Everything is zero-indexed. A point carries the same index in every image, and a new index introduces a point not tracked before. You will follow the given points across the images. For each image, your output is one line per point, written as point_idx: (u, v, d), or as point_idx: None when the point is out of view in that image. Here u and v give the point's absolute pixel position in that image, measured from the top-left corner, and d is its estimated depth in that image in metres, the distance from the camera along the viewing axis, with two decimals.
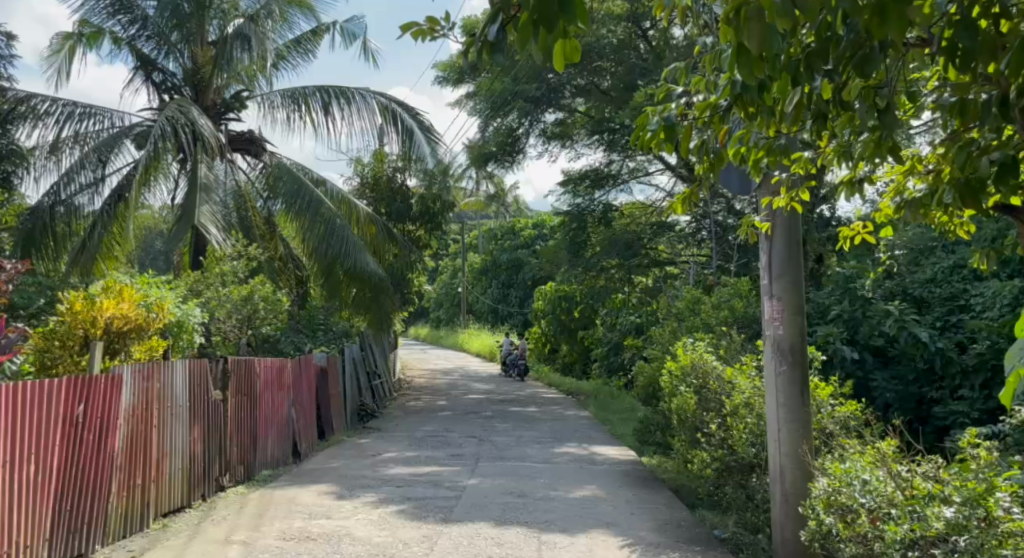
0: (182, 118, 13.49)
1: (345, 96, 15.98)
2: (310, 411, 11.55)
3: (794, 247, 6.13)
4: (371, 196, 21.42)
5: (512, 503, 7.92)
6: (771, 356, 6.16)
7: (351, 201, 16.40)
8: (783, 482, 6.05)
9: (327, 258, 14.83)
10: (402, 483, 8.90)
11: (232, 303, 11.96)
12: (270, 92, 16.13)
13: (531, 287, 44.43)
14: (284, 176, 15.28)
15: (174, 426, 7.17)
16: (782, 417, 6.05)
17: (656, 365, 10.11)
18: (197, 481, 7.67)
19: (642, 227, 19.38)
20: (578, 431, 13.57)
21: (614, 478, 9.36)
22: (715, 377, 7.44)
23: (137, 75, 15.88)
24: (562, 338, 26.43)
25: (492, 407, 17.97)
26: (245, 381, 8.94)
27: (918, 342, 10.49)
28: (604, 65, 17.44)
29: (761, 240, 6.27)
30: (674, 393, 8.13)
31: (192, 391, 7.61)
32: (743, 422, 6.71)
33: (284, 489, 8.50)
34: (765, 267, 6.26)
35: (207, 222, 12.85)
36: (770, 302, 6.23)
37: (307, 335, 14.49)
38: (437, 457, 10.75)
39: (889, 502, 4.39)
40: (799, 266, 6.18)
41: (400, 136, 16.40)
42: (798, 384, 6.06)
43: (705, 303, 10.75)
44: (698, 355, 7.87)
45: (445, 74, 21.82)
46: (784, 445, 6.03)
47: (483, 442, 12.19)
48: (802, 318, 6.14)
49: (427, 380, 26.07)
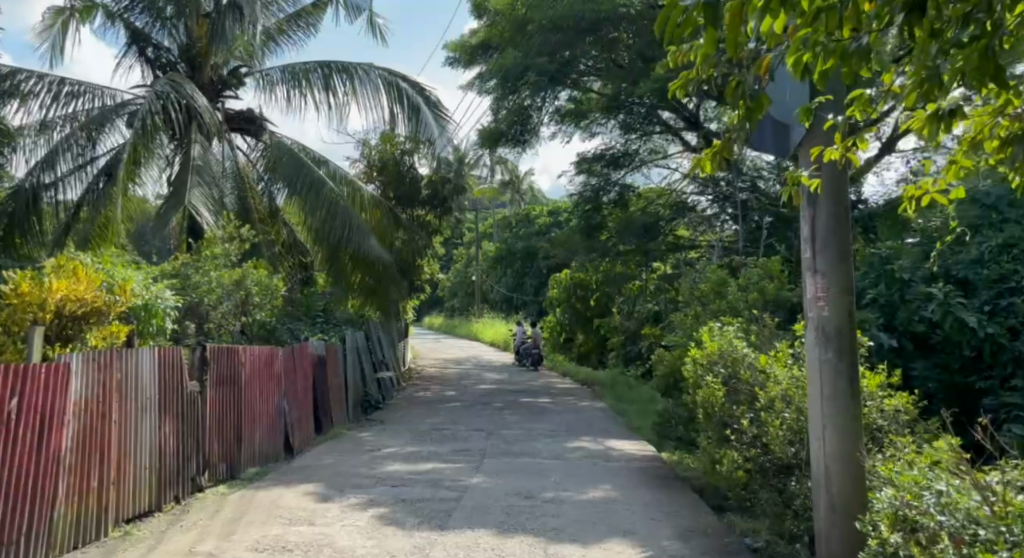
0: (173, 93, 12.73)
1: (347, 73, 15.14)
2: (306, 402, 10.81)
3: (841, 210, 5.29)
4: (378, 179, 20.61)
5: (518, 507, 7.15)
6: (813, 341, 5.33)
7: (356, 182, 15.55)
8: (829, 487, 5.21)
9: (329, 241, 14.10)
10: (397, 483, 8.12)
11: (223, 286, 11.20)
12: (269, 68, 15.41)
13: (547, 275, 43.51)
14: (284, 157, 14.54)
15: (140, 420, 6.44)
16: (827, 412, 5.22)
17: (677, 354, 9.25)
18: (171, 482, 6.94)
19: (661, 210, 18.47)
20: (594, 424, 12.76)
21: (631, 477, 8.56)
22: (748, 366, 6.56)
23: (131, 50, 15.19)
24: (577, 327, 25.63)
25: (504, 398, 17.22)
26: (227, 369, 8.19)
27: (964, 327, 9.63)
28: (622, 36, 16.56)
29: (801, 205, 5.44)
30: (698, 386, 7.27)
31: (163, 382, 6.88)
32: (778, 418, 5.86)
33: (268, 490, 7.76)
34: (807, 236, 5.41)
35: (198, 202, 12.15)
36: (813, 279, 5.38)
37: (307, 322, 13.78)
38: (439, 453, 9.96)
39: (973, 520, 3.56)
40: (847, 236, 5.33)
41: (406, 115, 15.55)
42: (847, 373, 5.22)
43: (731, 285, 9.90)
44: (727, 341, 7.00)
45: (455, 55, 20.87)
46: (829, 445, 5.21)
47: (490, 436, 11.40)
48: (850, 297, 5.30)
49: (438, 369, 25.33)
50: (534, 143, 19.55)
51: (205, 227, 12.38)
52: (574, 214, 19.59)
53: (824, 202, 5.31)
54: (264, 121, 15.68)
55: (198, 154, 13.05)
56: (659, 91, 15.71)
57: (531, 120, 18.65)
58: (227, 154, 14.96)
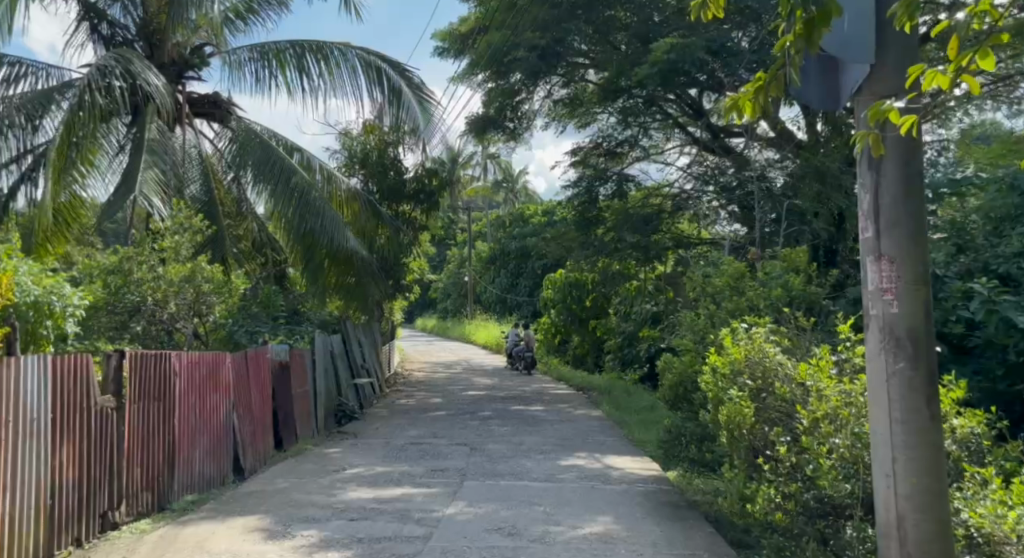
0: (116, 66, 11.24)
1: (320, 53, 13.77)
2: (262, 418, 9.46)
3: (913, 175, 4.03)
4: (360, 172, 19.17)
5: (498, 548, 5.87)
6: (877, 346, 4.05)
7: (332, 176, 14.11)
8: (904, 540, 3.94)
9: (300, 236, 12.79)
10: (357, 515, 6.84)
11: (170, 284, 9.89)
12: (236, 47, 14.05)
13: (541, 275, 41.98)
14: (252, 145, 13.28)
15: (23, 446, 5.15)
16: (899, 441, 3.95)
17: (687, 360, 7.99)
18: (71, 520, 5.65)
19: (663, 201, 17.19)
20: (590, 437, 11.45)
21: (634, 505, 7.26)
22: (784, 377, 5.26)
23: (81, 27, 13.70)
24: (572, 328, 24.27)
25: (492, 406, 15.82)
26: (155, 381, 6.90)
27: (1012, 329, 8.35)
28: (618, 14, 15.52)
29: (860, 167, 4.17)
30: (716, 400, 5.94)
31: (62, 397, 5.63)
32: (825, 444, 4.59)
33: (199, 525, 6.49)
34: (865, 210, 4.14)
35: (150, 191, 10.81)
36: (875, 265, 4.11)
37: (273, 323, 12.46)
38: (412, 474, 8.66)
39: None
40: (920, 207, 4.06)
41: (386, 99, 14.21)
42: (923, 389, 3.95)
43: (750, 282, 8.63)
44: (756, 344, 5.61)
45: (444, 44, 19.60)
46: (903, 485, 3.93)
47: (474, 452, 10.13)
48: (926, 289, 4.05)
49: (427, 374, 23.88)
50: (526, 133, 18.29)
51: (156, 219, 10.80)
52: (569, 209, 18.24)
53: (890, 164, 4.04)
54: (230, 105, 14.35)
55: (152, 136, 11.80)
56: (659, 75, 14.44)
57: (523, 104, 17.39)
58: (189, 141, 13.79)
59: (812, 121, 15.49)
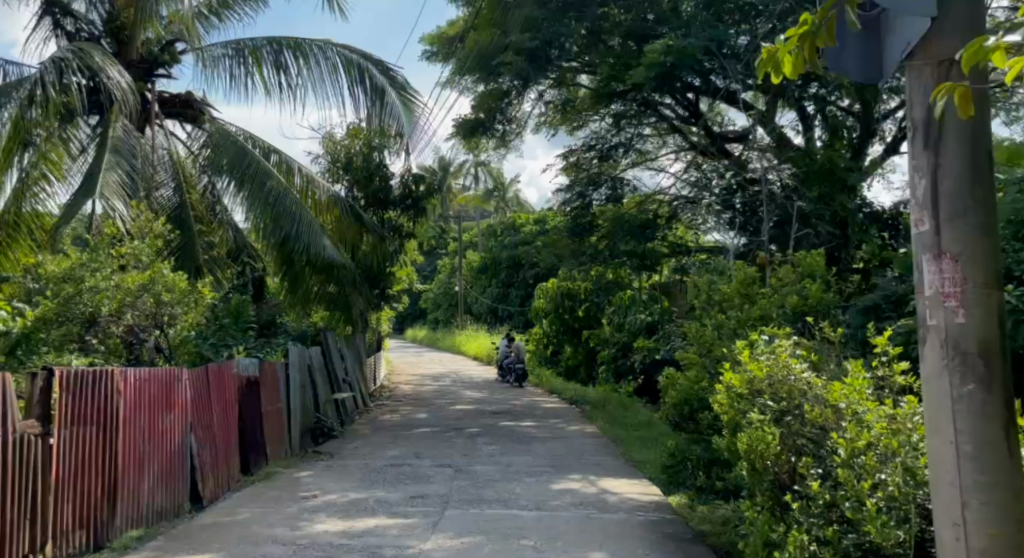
0: (74, 59, 10.36)
1: (298, 49, 12.95)
2: (224, 439, 8.63)
3: (980, 154, 3.22)
4: (344, 178, 18.33)
5: None
6: (939, 365, 3.21)
7: (311, 178, 13.31)
8: None
9: (275, 241, 11.98)
10: (322, 553, 6.04)
11: (125, 291, 9.13)
12: (210, 45, 13.23)
13: (533, 285, 41.08)
14: (225, 147, 12.33)
15: None
16: (968, 482, 3.13)
17: (693, 377, 7.26)
18: None
19: (659, 205, 16.42)
20: (584, 457, 10.64)
21: (635, 539, 6.47)
22: (813, 399, 4.52)
23: (44, 22, 12.90)
24: (564, 339, 23.46)
25: (481, 422, 15.00)
26: (92, 403, 6.07)
27: None
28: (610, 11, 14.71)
29: (912, 145, 3.34)
30: (732, 424, 5.16)
31: None
32: (870, 479, 3.86)
33: None
34: (919, 198, 3.31)
35: (111, 194, 9.92)
36: (932, 265, 3.27)
37: (244, 334, 11.64)
38: (389, 502, 7.85)
39: None
40: (987, 192, 3.23)
41: (368, 100, 13.40)
42: (998, 418, 3.13)
43: (762, 291, 7.86)
44: (777, 360, 4.85)
45: (432, 47, 18.84)
46: (975, 538, 3.12)
47: (459, 475, 9.32)
48: (997, 295, 3.22)
49: (415, 387, 22.99)
50: (516, 136, 17.52)
51: (120, 220, 9.91)
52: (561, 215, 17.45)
53: (951, 140, 3.22)
54: (203, 105, 13.55)
55: (114, 134, 10.99)
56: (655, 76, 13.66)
57: (513, 107, 16.59)
58: (159, 143, 13.00)
59: (810, 124, 14.41)
